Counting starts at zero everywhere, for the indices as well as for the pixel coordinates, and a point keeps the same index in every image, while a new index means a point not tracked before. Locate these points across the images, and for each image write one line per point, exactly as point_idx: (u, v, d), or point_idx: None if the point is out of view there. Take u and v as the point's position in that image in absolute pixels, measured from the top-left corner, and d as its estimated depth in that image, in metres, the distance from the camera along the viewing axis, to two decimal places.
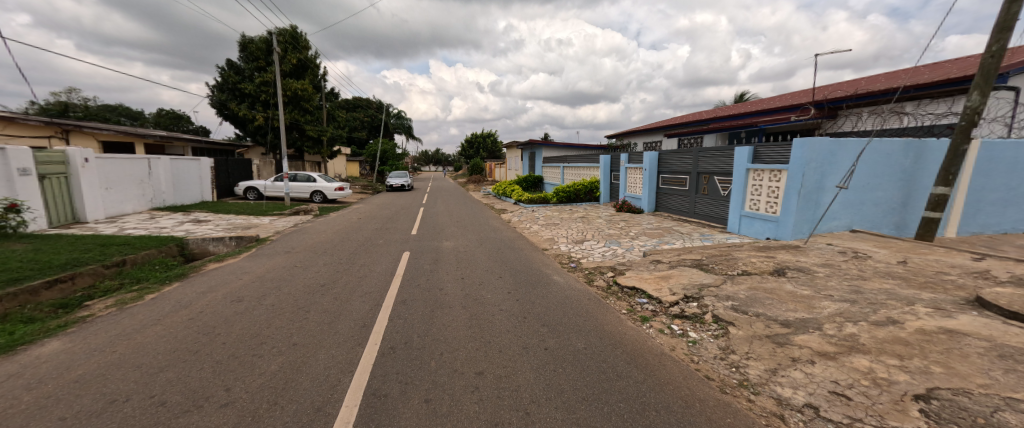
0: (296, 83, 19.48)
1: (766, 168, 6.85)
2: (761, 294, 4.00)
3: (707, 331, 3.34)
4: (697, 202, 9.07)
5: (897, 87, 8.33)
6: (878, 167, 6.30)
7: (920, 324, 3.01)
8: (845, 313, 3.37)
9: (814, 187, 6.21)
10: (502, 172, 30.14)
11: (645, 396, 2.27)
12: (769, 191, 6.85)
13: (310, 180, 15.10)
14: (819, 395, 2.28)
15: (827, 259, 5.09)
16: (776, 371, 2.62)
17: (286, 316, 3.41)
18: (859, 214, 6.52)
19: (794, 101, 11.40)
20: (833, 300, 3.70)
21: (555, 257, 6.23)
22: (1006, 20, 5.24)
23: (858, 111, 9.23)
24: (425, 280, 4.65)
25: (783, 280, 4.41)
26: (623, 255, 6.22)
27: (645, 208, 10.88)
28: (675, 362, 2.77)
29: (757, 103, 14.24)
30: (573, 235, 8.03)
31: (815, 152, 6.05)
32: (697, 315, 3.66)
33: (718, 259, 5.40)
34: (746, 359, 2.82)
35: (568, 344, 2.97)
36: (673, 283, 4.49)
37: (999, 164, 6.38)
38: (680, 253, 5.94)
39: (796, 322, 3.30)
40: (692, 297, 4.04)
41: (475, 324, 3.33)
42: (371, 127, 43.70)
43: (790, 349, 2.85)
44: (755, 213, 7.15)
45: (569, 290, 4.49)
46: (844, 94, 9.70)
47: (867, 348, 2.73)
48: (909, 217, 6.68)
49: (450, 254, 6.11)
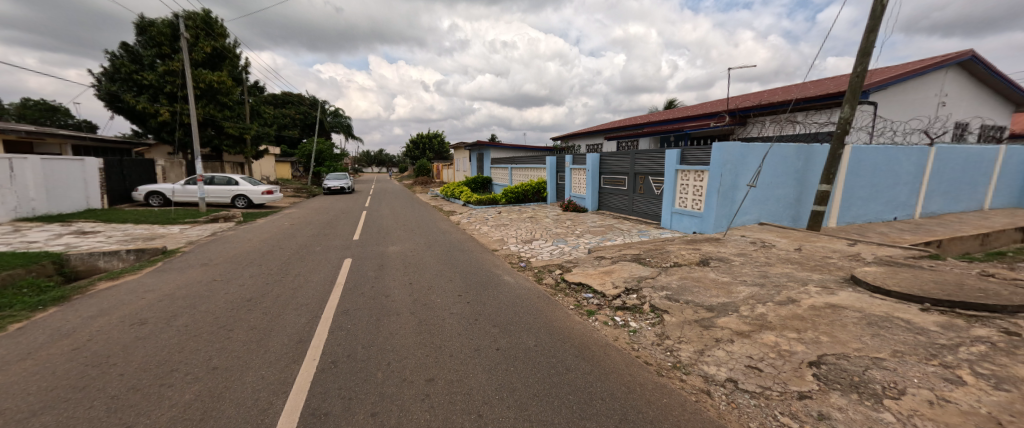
0: (211, 74, 17.31)
1: (691, 169, 7.60)
2: (690, 283, 4.43)
3: (645, 320, 3.60)
4: (635, 201, 9.73)
5: (792, 99, 9.77)
6: (779, 168, 7.30)
7: (811, 301, 3.56)
8: (756, 295, 3.86)
9: (730, 185, 7.01)
10: (450, 173, 29.60)
11: (591, 386, 2.38)
12: (694, 190, 7.60)
13: (231, 183, 13.50)
14: (737, 370, 2.59)
15: (741, 249, 5.79)
16: (703, 351, 2.91)
17: (205, 337, 3.02)
18: (765, 209, 7.48)
19: (712, 109, 12.82)
20: (747, 285, 4.21)
21: (505, 257, 6.28)
22: (866, 47, 6.38)
23: (762, 119, 10.64)
24: (370, 288, 4.41)
25: (708, 269, 4.92)
26: (570, 252, 6.47)
27: (590, 207, 11.43)
28: (619, 352, 2.95)
29: (683, 110, 15.75)
30: (522, 235, 8.17)
31: (730, 155, 6.84)
32: (636, 306, 3.94)
33: (654, 253, 5.84)
34: (679, 343, 3.09)
35: (519, 343, 3.01)
36: (615, 277, 4.78)
37: (865, 165, 7.75)
38: (621, 249, 6.32)
39: (718, 306, 3.70)
40: (632, 290, 4.33)
41: (425, 329, 3.23)
42: (304, 125, 40.36)
43: (714, 331, 3.19)
44: (683, 210, 7.88)
45: (520, 289, 4.55)
46: (751, 104, 11.17)
47: (773, 324, 3.15)
48: (802, 211, 7.82)
49: (397, 259, 5.87)
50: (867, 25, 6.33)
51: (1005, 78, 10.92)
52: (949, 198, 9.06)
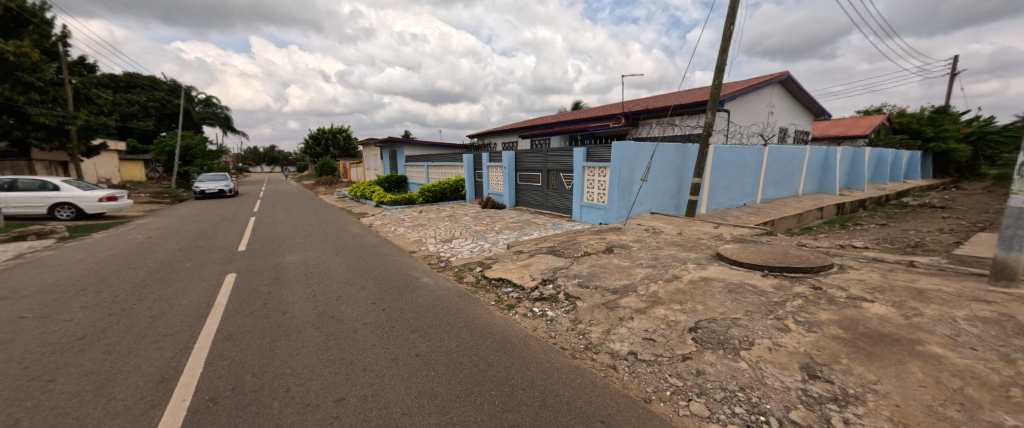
0: (4, 43, 12.90)
1: (596, 166, 8.33)
2: (598, 269, 4.87)
3: (560, 308, 3.83)
4: (549, 196, 10.29)
5: (671, 105, 11.40)
6: (664, 164, 8.46)
7: (690, 276, 4.24)
8: (650, 275, 4.43)
9: (627, 180, 7.89)
10: (359, 172, 27.31)
11: (513, 378, 2.45)
12: (599, 185, 8.35)
13: (49, 188, 10.31)
14: (637, 343, 2.94)
15: (638, 236, 6.58)
16: (609, 330, 3.23)
17: (3, 395, 2.24)
18: (655, 200, 8.62)
19: (611, 112, 14.23)
20: (643, 267, 4.81)
21: (423, 258, 6.06)
22: (721, 65, 7.75)
23: (650, 121, 12.21)
24: (262, 305, 3.82)
25: (612, 256, 5.46)
26: (490, 249, 6.54)
27: (507, 204, 11.71)
28: (537, 341, 3.08)
29: (587, 112, 17.17)
30: (441, 234, 7.97)
31: (626, 153, 7.69)
32: (552, 295, 4.17)
33: (567, 244, 6.26)
34: (590, 325, 3.37)
35: (440, 345, 2.93)
36: (533, 270, 4.99)
37: (724, 161, 9.47)
38: (537, 242, 6.61)
39: (621, 288, 4.14)
40: (548, 280, 4.58)
41: (332, 345, 2.93)
42: (163, 115, 32.92)
43: (618, 310, 3.57)
44: (591, 203, 8.61)
45: (440, 290, 4.43)
46: (641, 108, 12.72)
47: (663, 299, 3.67)
48: (682, 200, 9.21)
49: (296, 270, 5.19)
50: (721, 46, 7.70)
51: (808, 95, 14.46)
52: (779, 186, 11.63)
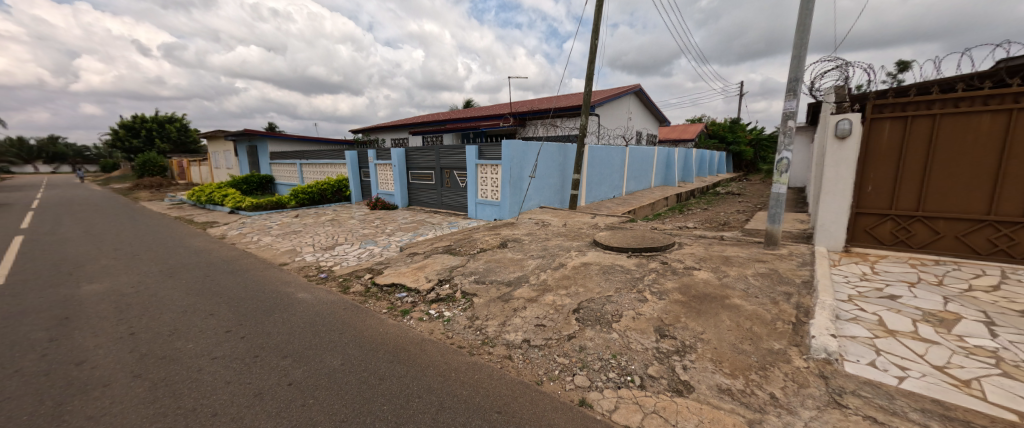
0: None
1: (488, 164, 8.52)
2: (493, 264, 5.02)
3: (457, 307, 3.79)
4: (443, 195, 10.12)
5: (552, 107, 12.47)
6: (549, 162, 9.19)
7: (573, 263, 4.74)
8: (540, 265, 4.78)
9: (518, 177, 8.31)
10: (205, 172, 22.09)
11: (407, 387, 2.33)
12: (491, 182, 8.59)
13: None
14: (529, 330, 3.13)
15: (529, 230, 7.02)
16: (505, 322, 3.35)
17: None
18: (543, 195, 9.31)
19: (500, 111, 14.78)
20: (534, 258, 5.15)
21: (299, 270, 5.26)
22: (590, 74, 8.79)
23: (535, 122, 13.13)
24: (42, 358, 2.75)
25: (506, 250, 5.68)
26: (380, 253, 6.08)
27: (399, 204, 11.07)
28: (434, 344, 2.99)
29: (478, 110, 17.47)
30: (321, 241, 7.04)
31: (515, 152, 8.08)
32: (449, 295, 4.10)
33: (463, 242, 6.26)
34: (486, 320, 3.43)
35: (320, 367, 2.60)
36: (428, 272, 4.80)
37: (597, 159, 10.83)
38: (432, 242, 6.41)
39: (515, 280, 4.36)
40: (444, 280, 4.51)
41: (166, 392, 2.30)
42: None
43: (512, 302, 3.74)
44: (485, 200, 8.79)
45: (320, 305, 3.91)
46: (526, 109, 13.56)
47: (551, 286, 4.00)
48: (566, 195, 10.18)
49: (104, 303, 3.90)
50: (589, 58, 8.73)
51: (654, 105, 17.64)
52: (638, 180, 13.91)
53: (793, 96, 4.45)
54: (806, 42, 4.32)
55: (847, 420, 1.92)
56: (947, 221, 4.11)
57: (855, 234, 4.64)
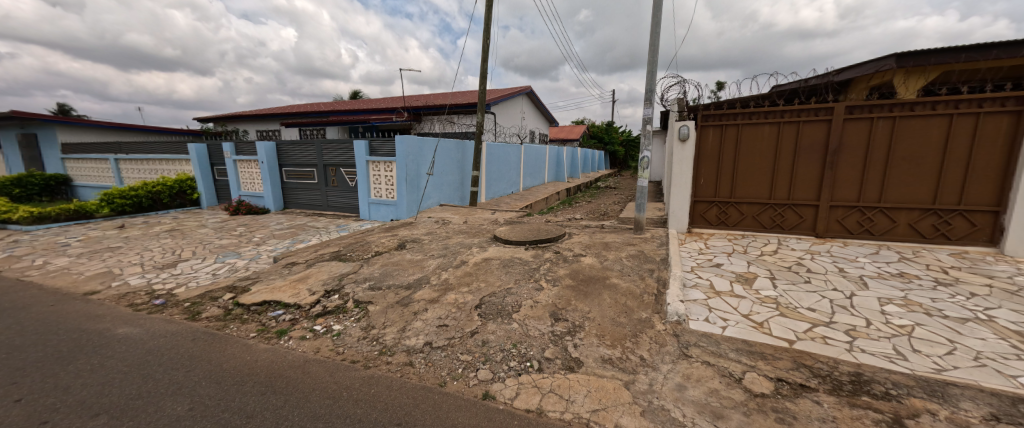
0: None
1: (381, 160, 7.93)
2: (390, 267, 4.70)
3: (349, 318, 3.38)
4: (328, 195, 9.03)
5: (447, 104, 12.31)
6: (447, 158, 9.03)
7: (474, 259, 4.78)
8: (441, 265, 4.68)
9: (415, 174, 7.93)
10: None
11: (285, 420, 2.00)
12: (386, 180, 8.02)
13: None
14: (432, 332, 3.03)
15: (429, 229, 6.80)
16: (404, 327, 3.16)
17: None
18: (442, 192, 9.12)
19: (391, 105, 13.91)
20: (434, 258, 5.01)
21: (120, 298, 4.02)
22: (484, 72, 8.94)
23: (431, 118, 12.79)
24: None
25: (405, 252, 5.37)
26: (247, 266, 5.08)
27: (271, 207, 9.46)
28: (320, 364, 2.61)
29: (367, 102, 16.13)
30: (156, 258, 5.52)
31: (410, 147, 7.68)
32: (339, 307, 3.59)
33: (355, 246, 5.69)
34: (383, 328, 3.16)
35: (156, 417, 2.02)
36: (312, 282, 4.13)
37: (495, 157, 11.12)
38: (317, 249, 5.65)
39: (414, 282, 4.16)
40: (333, 291, 3.93)
41: None
42: None
43: (412, 305, 3.56)
44: (379, 200, 8.17)
45: (155, 337, 3.01)
46: (420, 104, 13.07)
47: (453, 285, 3.96)
48: (465, 192, 10.19)
49: None
50: (483, 56, 8.85)
51: (544, 107, 18.98)
52: (533, 177, 14.80)
53: (650, 104, 5.31)
54: (657, 60, 5.20)
55: (692, 367, 2.41)
56: (748, 205, 5.47)
57: (694, 218, 5.82)
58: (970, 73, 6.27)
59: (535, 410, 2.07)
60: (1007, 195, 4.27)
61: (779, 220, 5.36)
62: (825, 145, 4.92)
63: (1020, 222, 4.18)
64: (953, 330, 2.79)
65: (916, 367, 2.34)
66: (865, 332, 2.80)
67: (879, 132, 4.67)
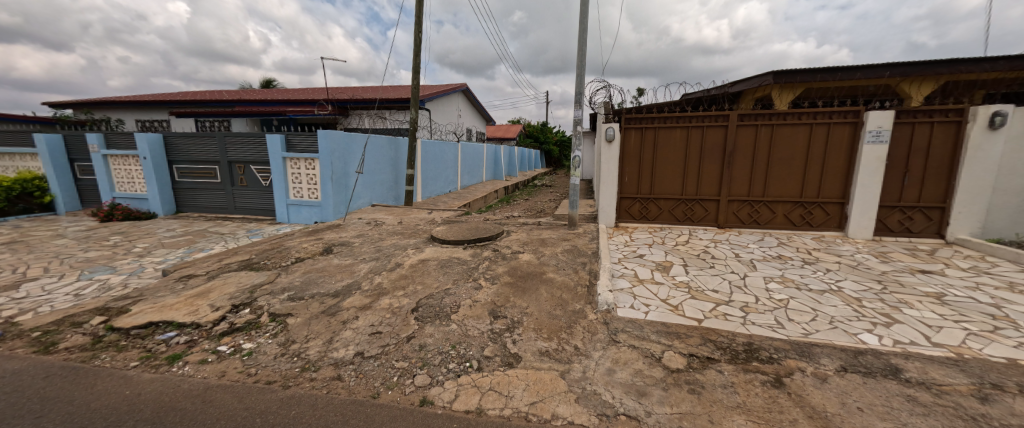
0: None
1: (300, 157, 7.19)
2: (314, 274, 4.28)
3: (264, 334, 2.99)
4: (235, 196, 7.94)
5: (377, 98, 11.64)
6: (378, 156, 8.52)
7: (410, 261, 4.57)
8: (373, 269, 4.39)
9: (341, 172, 7.34)
10: None
11: None
12: (307, 178, 7.29)
13: None
14: (363, 341, 2.83)
15: (360, 231, 6.35)
16: (331, 339, 2.89)
17: None
18: (374, 192, 8.58)
19: (312, 96, 12.72)
20: (366, 261, 4.69)
21: None
22: (417, 66, 8.60)
23: (359, 112, 11.98)
24: None
25: (331, 257, 4.94)
26: (126, 283, 4.22)
27: (160, 212, 8.01)
28: (226, 390, 2.27)
29: (283, 92, 14.56)
30: None
31: (336, 143, 7.09)
32: (250, 322, 3.17)
33: (271, 253, 5.08)
34: (306, 342, 2.86)
35: None
36: (215, 298, 3.58)
37: (431, 154, 10.79)
38: (221, 258, 4.91)
39: (343, 289, 3.84)
40: (242, 305, 3.46)
41: None
42: None
43: (341, 314, 3.28)
44: (300, 200, 7.40)
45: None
46: (346, 97, 12.16)
47: (387, 290, 3.74)
48: (400, 191, 9.73)
49: None
50: (415, 49, 8.51)
51: (480, 105, 18.95)
52: (470, 175, 14.69)
53: (579, 106, 5.58)
54: (585, 65, 5.49)
55: (620, 352, 2.60)
56: (665, 200, 6.07)
57: (620, 213, 6.29)
58: (824, 91, 7.71)
59: (475, 410, 2.05)
60: (850, 190, 5.34)
61: (689, 214, 6.04)
62: (723, 148, 5.66)
63: (858, 211, 5.26)
64: (816, 300, 3.41)
65: (791, 333, 2.81)
66: (755, 307, 3.28)
67: (762, 137, 5.51)
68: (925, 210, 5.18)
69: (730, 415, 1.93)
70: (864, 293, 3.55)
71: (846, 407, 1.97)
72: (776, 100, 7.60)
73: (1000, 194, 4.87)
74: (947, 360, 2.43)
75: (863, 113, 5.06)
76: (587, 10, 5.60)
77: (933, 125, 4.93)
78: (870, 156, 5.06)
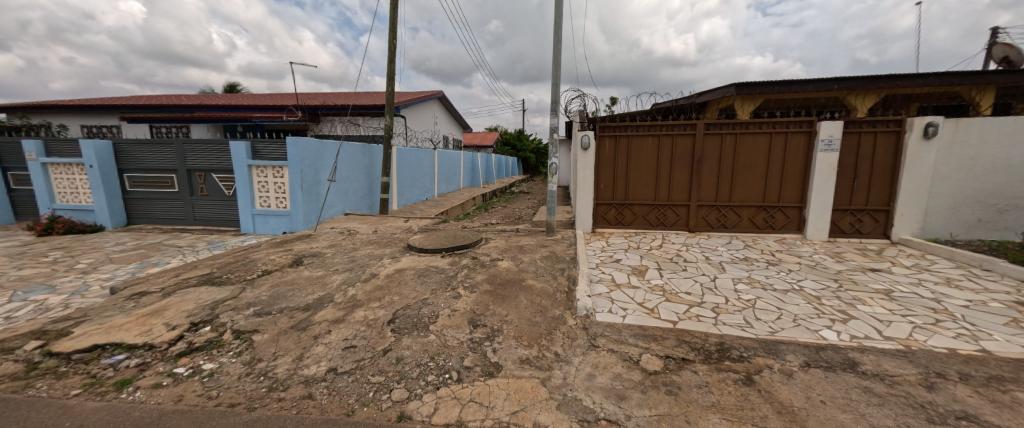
0: None
1: (268, 165, 6.88)
2: (282, 288, 4.07)
3: (226, 353, 2.81)
4: (195, 206, 7.47)
5: (350, 104, 11.47)
6: (351, 163, 8.28)
7: (385, 271, 4.46)
8: (346, 280, 4.24)
9: (312, 180, 7.07)
10: None
11: None
12: (275, 187, 6.98)
13: None
14: (337, 357, 2.71)
15: (332, 241, 6.13)
16: (301, 356, 2.74)
17: None
18: (347, 200, 8.31)
19: (281, 102, 12.31)
20: (339, 272, 4.52)
21: None
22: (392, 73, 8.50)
23: (331, 119, 11.69)
24: None
25: (301, 269, 4.72)
26: (68, 303, 3.86)
27: (107, 224, 7.40)
28: (183, 416, 2.10)
29: (248, 98, 14.01)
30: None
31: (306, 151, 6.85)
32: (211, 341, 2.96)
33: (234, 267, 4.80)
34: (274, 360, 2.71)
35: None
36: (170, 316, 3.33)
37: (407, 162, 10.63)
38: (178, 273, 4.58)
39: (315, 302, 3.67)
40: (202, 322, 3.24)
41: None
42: None
43: (313, 329, 3.13)
44: (267, 210, 7.06)
45: None
46: (317, 103, 11.87)
47: (361, 301, 3.63)
48: (374, 199, 9.51)
49: None
50: (390, 56, 8.41)
51: (456, 112, 18.91)
52: (447, 183, 14.55)
53: (555, 114, 5.68)
54: (560, 74, 5.61)
55: (599, 357, 2.62)
56: (639, 206, 6.24)
57: (597, 219, 6.42)
58: (781, 102, 8.24)
59: (454, 423, 2.00)
60: (807, 194, 5.70)
61: (662, 219, 6.24)
62: (692, 155, 5.91)
63: (815, 214, 5.61)
64: (780, 299, 3.60)
65: (759, 331, 2.94)
66: (725, 308, 3.41)
67: (727, 145, 5.80)
68: (873, 213, 5.60)
69: (706, 415, 1.98)
70: (823, 291, 3.78)
71: (811, 401, 2.08)
72: (739, 110, 8.03)
73: (935, 197, 5.34)
74: (897, 352, 2.61)
75: (816, 123, 5.43)
76: (561, 20, 5.74)
77: (876, 135, 5.37)
78: (824, 163, 5.43)
